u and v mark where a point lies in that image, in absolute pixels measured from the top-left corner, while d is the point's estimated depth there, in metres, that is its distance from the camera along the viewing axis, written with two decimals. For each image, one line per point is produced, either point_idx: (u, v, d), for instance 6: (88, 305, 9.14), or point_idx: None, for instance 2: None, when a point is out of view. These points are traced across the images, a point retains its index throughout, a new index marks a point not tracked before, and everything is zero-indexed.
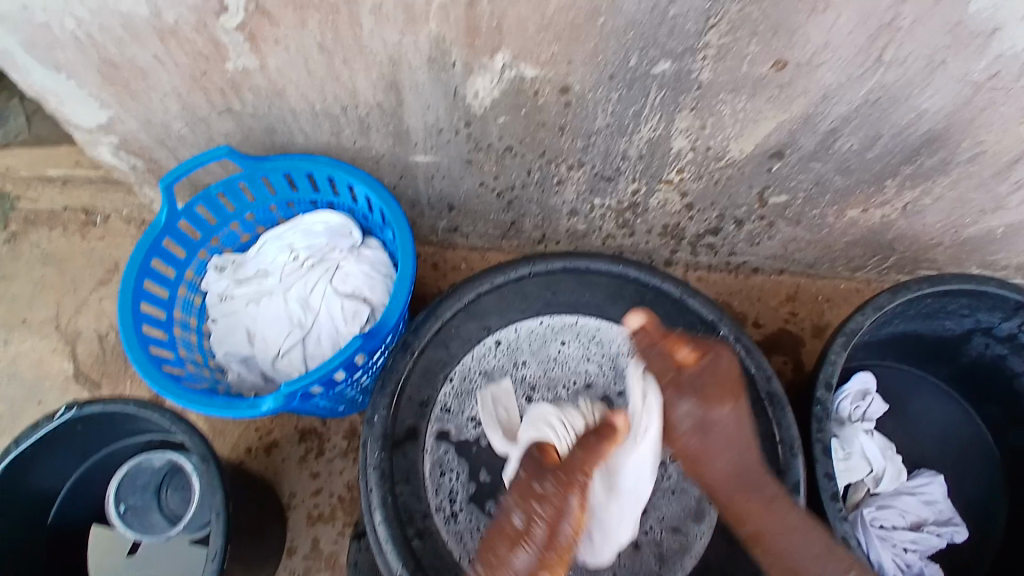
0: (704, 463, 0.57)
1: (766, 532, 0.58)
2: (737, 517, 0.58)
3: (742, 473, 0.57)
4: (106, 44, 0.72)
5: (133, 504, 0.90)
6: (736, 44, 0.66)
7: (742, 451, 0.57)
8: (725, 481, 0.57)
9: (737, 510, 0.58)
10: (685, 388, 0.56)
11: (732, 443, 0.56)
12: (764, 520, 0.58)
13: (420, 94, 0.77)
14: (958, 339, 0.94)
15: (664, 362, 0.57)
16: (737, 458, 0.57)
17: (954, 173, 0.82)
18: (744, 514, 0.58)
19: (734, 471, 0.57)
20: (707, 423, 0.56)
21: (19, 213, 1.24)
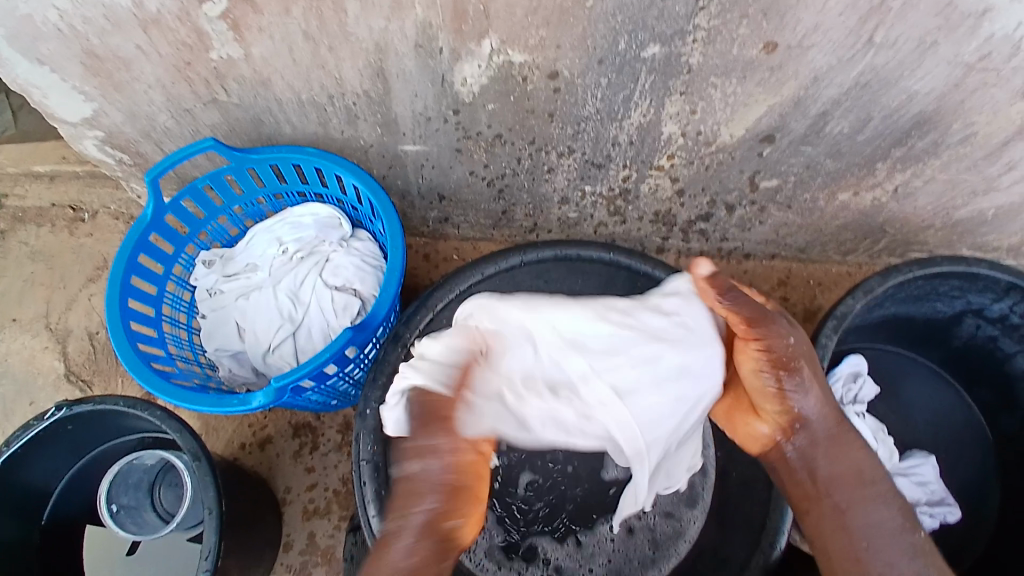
0: (797, 408, 0.63)
1: (860, 482, 0.65)
2: (830, 461, 0.65)
3: (830, 414, 0.65)
4: (87, 35, 0.71)
5: (125, 502, 0.88)
6: (726, 26, 0.65)
7: (827, 396, 0.64)
8: (818, 423, 0.64)
9: (830, 448, 0.65)
10: (771, 332, 0.60)
11: (820, 392, 0.63)
12: (852, 460, 0.66)
13: (407, 81, 0.76)
14: (949, 321, 0.95)
15: (750, 308, 0.61)
16: (824, 402, 0.64)
17: (945, 155, 0.82)
18: (838, 452, 0.65)
19: (821, 415, 0.64)
20: (793, 365, 0.62)
21: (5, 210, 1.22)
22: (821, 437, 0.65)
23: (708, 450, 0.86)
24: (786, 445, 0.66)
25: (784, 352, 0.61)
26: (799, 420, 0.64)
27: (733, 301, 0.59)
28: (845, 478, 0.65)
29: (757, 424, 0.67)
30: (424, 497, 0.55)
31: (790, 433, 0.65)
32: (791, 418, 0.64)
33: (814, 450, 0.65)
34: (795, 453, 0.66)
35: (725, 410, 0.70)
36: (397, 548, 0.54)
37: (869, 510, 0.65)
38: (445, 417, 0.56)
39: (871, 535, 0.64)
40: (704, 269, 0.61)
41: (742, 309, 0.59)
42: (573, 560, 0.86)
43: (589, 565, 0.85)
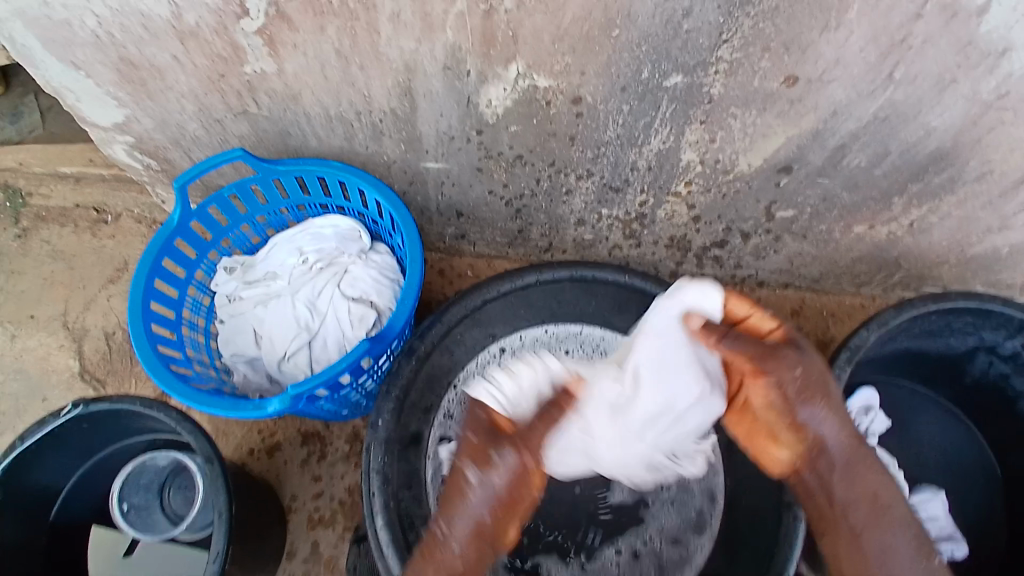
0: (813, 436, 0.59)
1: (874, 508, 0.61)
2: (847, 485, 0.61)
3: (848, 438, 0.60)
4: (125, 43, 0.73)
5: (136, 502, 0.91)
6: (748, 59, 0.67)
7: (843, 419, 0.60)
8: (835, 450, 0.60)
9: (848, 474, 0.61)
10: (783, 368, 0.57)
11: (838, 417, 0.59)
12: (867, 485, 0.61)
13: (433, 101, 0.78)
14: (962, 356, 0.95)
15: (756, 344, 0.59)
16: (844, 426, 0.60)
17: (961, 191, 0.83)
18: (854, 477, 0.61)
19: (843, 442, 0.60)
20: (809, 395, 0.58)
21: (29, 209, 1.25)
22: (839, 463, 0.60)
23: (715, 477, 0.88)
24: (804, 472, 0.61)
25: (794, 386, 0.57)
26: (817, 449, 0.60)
27: (732, 342, 0.59)
28: (861, 505, 0.61)
29: (775, 449, 0.63)
30: (479, 516, 0.55)
31: (807, 461, 0.61)
32: (806, 445, 0.60)
33: (831, 478, 0.60)
34: (814, 481, 0.61)
35: (746, 432, 0.67)
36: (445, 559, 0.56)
37: (883, 534, 0.61)
38: (527, 442, 0.56)
39: (886, 561, 0.61)
40: (697, 320, 0.65)
41: (744, 348, 0.59)
42: None
43: None
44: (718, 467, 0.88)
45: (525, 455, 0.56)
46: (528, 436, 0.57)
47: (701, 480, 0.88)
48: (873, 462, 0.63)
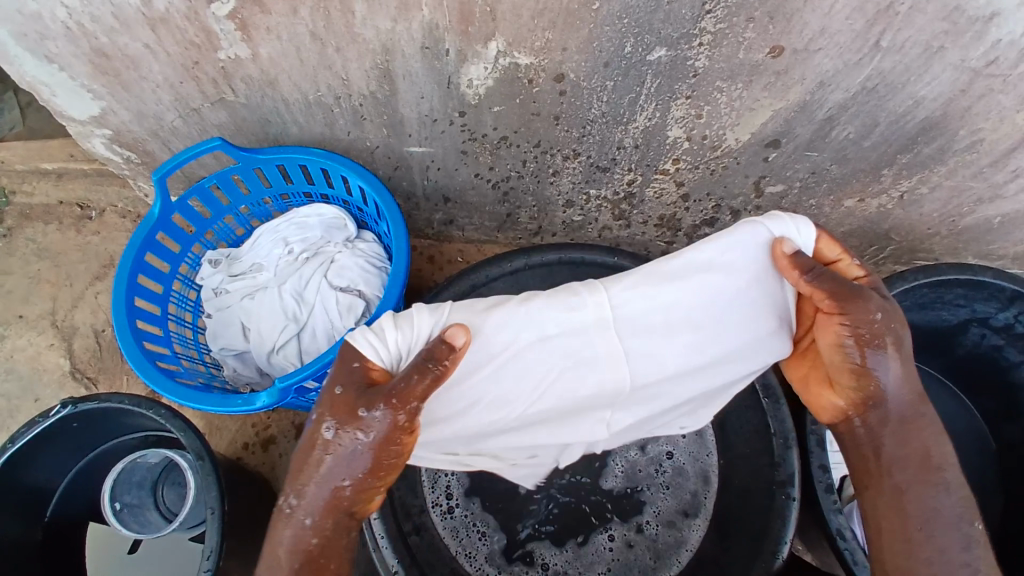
0: (875, 385, 0.62)
1: (921, 466, 0.63)
2: (898, 442, 0.64)
3: (909, 394, 0.63)
4: (97, 33, 0.71)
5: (128, 501, 0.88)
6: (731, 30, 0.65)
7: (908, 373, 0.63)
8: (894, 401, 0.63)
9: (901, 430, 0.64)
10: (862, 308, 0.60)
11: (905, 369, 0.62)
12: (922, 445, 0.64)
13: (414, 83, 0.76)
14: (954, 328, 0.94)
15: (841, 283, 0.61)
16: (907, 382, 0.63)
17: (951, 162, 0.82)
18: (907, 436, 0.64)
19: (900, 399, 0.63)
20: (877, 341, 0.61)
21: (12, 208, 1.23)
22: (894, 417, 0.63)
23: (709, 458, 0.89)
24: (857, 420, 0.65)
25: (869, 329, 0.60)
26: (875, 397, 0.63)
27: (817, 278, 0.61)
28: (908, 460, 0.64)
29: (830, 393, 0.67)
30: (337, 471, 0.57)
31: (863, 408, 0.64)
32: (865, 392, 0.63)
33: (882, 430, 0.64)
34: (864, 431, 0.65)
35: (801, 375, 0.71)
36: (295, 521, 0.58)
37: (930, 497, 0.63)
38: (401, 399, 0.56)
39: (929, 520, 0.62)
40: (788, 246, 0.63)
41: (827, 285, 0.61)
42: (571, 567, 0.85)
43: (587, 571, 0.85)
44: (713, 448, 0.89)
45: (394, 413, 0.56)
46: (406, 394, 0.56)
47: (695, 462, 0.89)
48: (934, 430, 0.65)
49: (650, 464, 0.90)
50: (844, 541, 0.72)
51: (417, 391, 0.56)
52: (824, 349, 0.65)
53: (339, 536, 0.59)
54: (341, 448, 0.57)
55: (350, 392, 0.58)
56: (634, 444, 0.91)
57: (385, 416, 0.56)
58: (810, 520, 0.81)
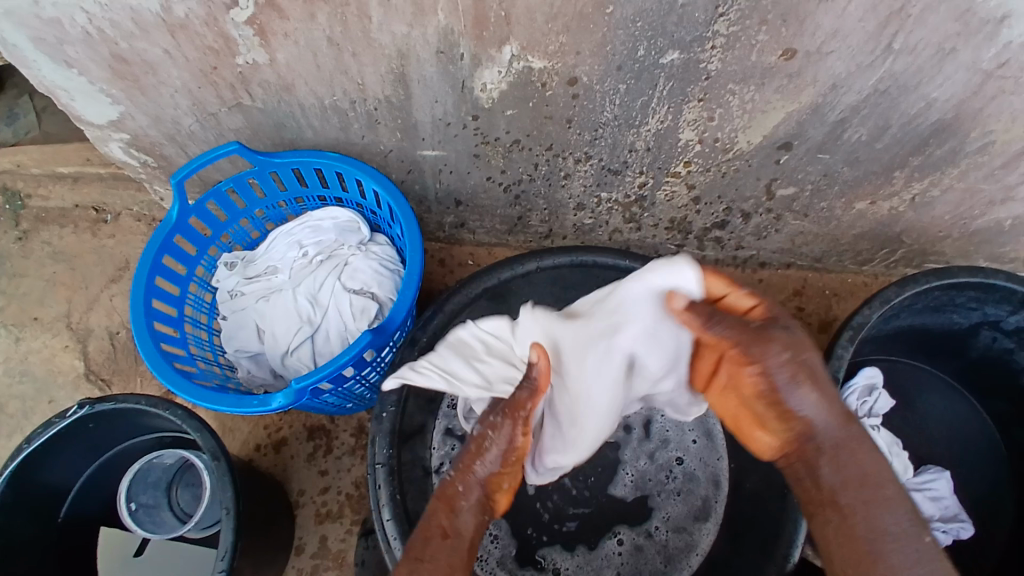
0: (797, 421, 0.53)
1: (858, 483, 0.53)
2: (835, 470, 0.53)
3: (836, 417, 0.53)
4: (116, 39, 0.72)
5: (144, 501, 0.90)
6: (744, 33, 0.66)
7: (829, 399, 0.53)
8: (825, 431, 0.53)
9: (839, 457, 0.53)
10: (767, 352, 0.51)
11: (822, 393, 0.53)
12: (864, 467, 0.53)
13: (428, 87, 0.77)
14: (966, 331, 0.94)
15: (741, 330, 0.53)
16: (829, 405, 0.53)
17: (962, 164, 0.82)
18: (846, 462, 0.53)
19: (829, 424, 0.53)
20: (797, 381, 0.52)
21: (29, 211, 1.25)
22: (828, 447, 0.53)
23: (720, 462, 0.89)
24: (791, 458, 0.55)
25: (782, 372, 0.51)
26: (802, 435, 0.53)
27: (722, 326, 0.55)
28: (846, 484, 0.53)
29: (759, 433, 0.57)
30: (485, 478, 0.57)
31: (794, 448, 0.54)
32: (793, 432, 0.53)
33: (819, 466, 0.53)
34: (803, 467, 0.54)
35: (727, 416, 0.60)
36: (461, 521, 0.56)
37: (874, 516, 0.53)
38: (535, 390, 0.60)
39: (875, 536, 0.52)
40: (681, 301, 0.59)
41: (731, 333, 0.54)
42: (582, 571, 0.86)
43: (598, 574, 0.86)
44: (724, 453, 0.89)
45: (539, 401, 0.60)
46: (515, 403, 0.59)
47: (705, 467, 0.89)
48: (875, 448, 0.55)
49: (661, 470, 0.90)
50: None
51: (528, 399, 0.59)
52: (743, 394, 0.55)
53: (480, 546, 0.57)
54: (472, 444, 0.58)
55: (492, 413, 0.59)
56: (644, 452, 0.91)
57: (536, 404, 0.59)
58: None
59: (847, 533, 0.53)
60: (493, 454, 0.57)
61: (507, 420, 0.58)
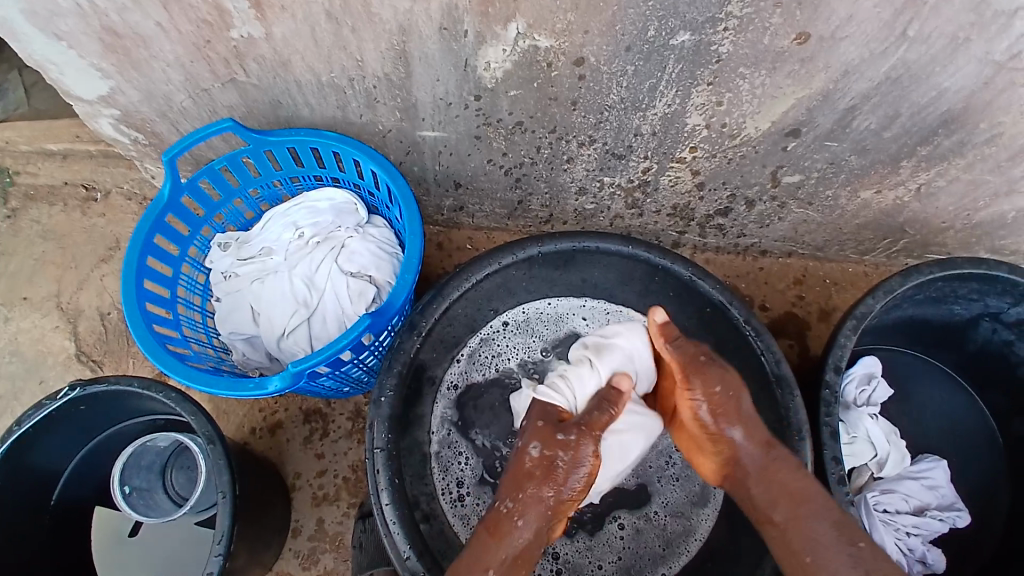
0: (723, 443, 0.69)
1: (789, 500, 0.65)
2: (763, 490, 0.66)
3: (756, 445, 0.68)
4: (107, 10, 0.70)
5: (137, 484, 0.87)
6: (758, 15, 0.64)
7: (753, 427, 0.68)
8: (747, 457, 0.68)
9: (764, 478, 0.67)
10: (699, 384, 0.68)
11: (744, 422, 0.68)
12: (787, 485, 0.65)
13: (430, 66, 0.75)
14: (966, 323, 0.93)
15: (689, 359, 0.70)
16: (754, 433, 0.68)
17: (970, 155, 0.81)
18: (770, 481, 0.66)
19: (755, 452, 0.68)
20: (722, 412, 0.68)
21: (17, 188, 1.22)
22: (754, 471, 0.67)
23: None
24: (727, 479, 0.70)
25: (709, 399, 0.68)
26: (730, 460, 0.69)
27: (677, 348, 0.71)
28: (775, 501, 0.65)
29: (703, 458, 0.73)
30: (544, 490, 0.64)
31: (727, 470, 0.70)
32: (723, 454, 0.69)
33: (749, 486, 0.67)
34: (736, 487, 0.69)
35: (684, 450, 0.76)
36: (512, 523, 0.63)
37: (807, 527, 0.63)
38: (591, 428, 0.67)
39: (813, 545, 0.62)
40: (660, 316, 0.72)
41: (679, 358, 0.70)
42: (583, 556, 0.85)
43: (599, 561, 0.85)
44: None
45: (591, 441, 0.66)
46: (592, 423, 0.68)
47: None
48: (797, 467, 0.67)
49: (660, 457, 0.89)
50: None
51: (595, 423, 0.68)
52: (688, 422, 0.72)
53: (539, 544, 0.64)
54: (540, 466, 0.65)
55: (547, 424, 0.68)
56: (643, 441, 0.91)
57: (585, 443, 0.66)
58: None
59: (791, 547, 0.63)
60: (563, 469, 0.64)
61: (582, 440, 0.66)
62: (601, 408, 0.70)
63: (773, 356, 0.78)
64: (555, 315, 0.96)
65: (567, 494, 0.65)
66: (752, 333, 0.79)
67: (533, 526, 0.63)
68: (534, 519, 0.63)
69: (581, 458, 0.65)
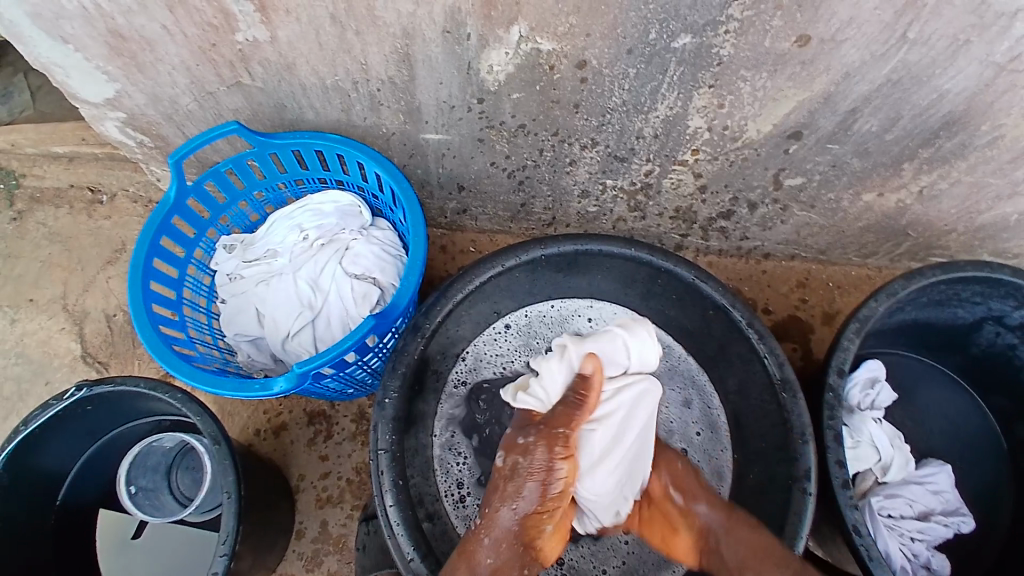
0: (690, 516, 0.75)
1: (751, 552, 0.69)
2: (732, 549, 0.71)
3: (716, 510, 0.74)
4: (113, 14, 0.71)
5: (143, 485, 0.88)
6: (759, 18, 0.64)
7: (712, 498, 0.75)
8: (714, 523, 0.73)
9: (730, 538, 0.71)
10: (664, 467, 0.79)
11: (704, 495, 0.75)
12: (748, 540, 0.70)
13: (433, 69, 0.76)
14: (969, 326, 0.93)
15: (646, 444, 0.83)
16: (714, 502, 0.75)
17: (971, 157, 0.81)
18: (734, 539, 0.71)
19: (720, 518, 0.73)
20: (681, 485, 0.77)
21: (24, 191, 1.23)
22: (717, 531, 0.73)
23: (723, 454, 0.89)
24: (703, 553, 0.74)
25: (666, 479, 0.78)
26: (699, 532, 0.74)
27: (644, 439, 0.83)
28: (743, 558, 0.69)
29: (676, 539, 0.76)
30: (513, 508, 0.67)
31: (699, 544, 0.74)
32: (692, 527, 0.75)
33: (720, 551, 0.72)
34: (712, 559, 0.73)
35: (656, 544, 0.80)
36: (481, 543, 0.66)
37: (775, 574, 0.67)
38: (548, 431, 0.71)
39: None
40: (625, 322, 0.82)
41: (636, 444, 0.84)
42: (586, 560, 0.85)
43: (603, 565, 0.85)
44: (727, 444, 0.89)
45: (548, 444, 0.70)
46: (555, 432, 0.71)
47: (709, 460, 0.89)
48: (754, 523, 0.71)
49: None
50: (860, 537, 0.72)
51: (560, 420, 0.72)
52: (659, 500, 0.78)
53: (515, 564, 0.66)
54: (506, 482, 0.68)
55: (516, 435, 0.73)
56: None
57: (541, 448, 0.70)
58: (825, 515, 0.80)
59: None
60: (530, 491, 0.68)
61: (541, 449, 0.70)
62: (568, 408, 0.73)
63: (776, 359, 0.77)
64: (559, 317, 0.96)
65: (532, 504, 0.68)
66: (755, 336, 0.79)
67: (501, 536, 0.66)
68: (500, 532, 0.66)
69: (540, 461, 0.69)
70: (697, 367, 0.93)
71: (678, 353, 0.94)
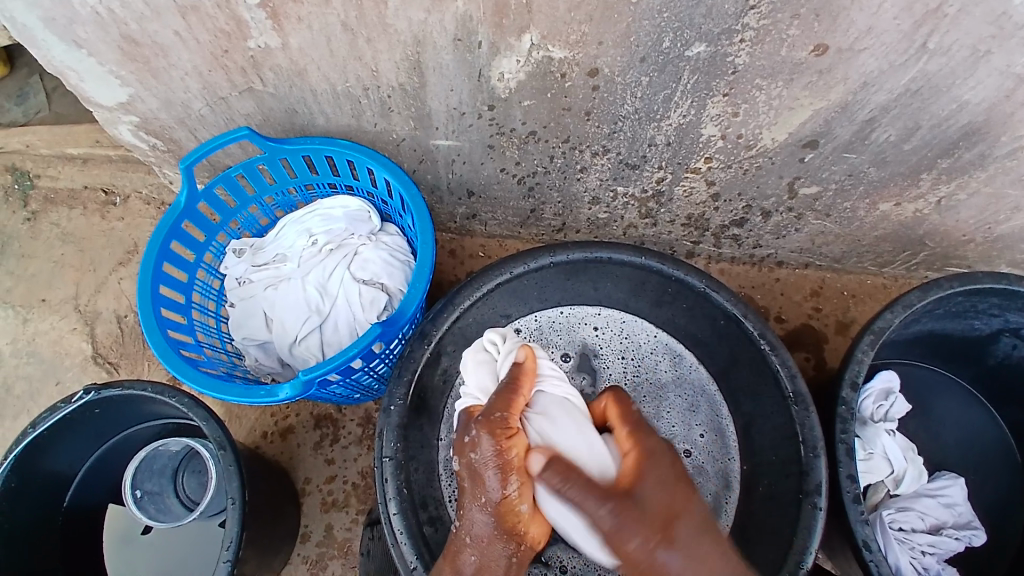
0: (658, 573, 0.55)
1: None
2: None
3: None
4: (126, 19, 0.71)
5: (149, 488, 0.88)
6: (775, 26, 0.63)
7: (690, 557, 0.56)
8: None
9: None
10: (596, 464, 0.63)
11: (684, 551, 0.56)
12: None
13: (444, 75, 0.75)
14: (986, 338, 0.91)
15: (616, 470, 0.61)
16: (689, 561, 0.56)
17: (991, 168, 0.79)
18: None
19: None
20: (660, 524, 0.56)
21: (38, 192, 1.24)
22: None
23: (731, 461, 0.86)
24: None
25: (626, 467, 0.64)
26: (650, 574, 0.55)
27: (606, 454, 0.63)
28: None
29: None
30: (479, 495, 0.61)
31: None
32: None
33: None
34: None
35: None
36: (462, 545, 0.62)
37: None
38: (488, 420, 0.62)
39: None
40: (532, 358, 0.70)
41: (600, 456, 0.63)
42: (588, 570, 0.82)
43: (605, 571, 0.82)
44: (735, 452, 0.86)
45: (490, 433, 0.61)
46: (497, 423, 0.62)
47: (716, 464, 0.87)
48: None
49: None
50: (870, 553, 0.71)
51: (499, 408, 0.63)
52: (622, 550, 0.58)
53: (500, 542, 0.61)
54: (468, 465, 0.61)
55: (460, 432, 0.64)
56: None
57: (485, 439, 0.61)
58: (835, 528, 0.79)
59: None
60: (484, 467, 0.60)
61: (486, 439, 0.61)
62: (503, 394, 0.65)
63: (787, 372, 0.76)
64: (568, 324, 0.94)
65: (497, 493, 0.60)
66: (767, 347, 0.78)
67: (478, 532, 0.61)
68: (478, 531, 0.61)
69: (489, 452, 0.60)
70: (707, 375, 0.90)
71: (688, 362, 0.92)
